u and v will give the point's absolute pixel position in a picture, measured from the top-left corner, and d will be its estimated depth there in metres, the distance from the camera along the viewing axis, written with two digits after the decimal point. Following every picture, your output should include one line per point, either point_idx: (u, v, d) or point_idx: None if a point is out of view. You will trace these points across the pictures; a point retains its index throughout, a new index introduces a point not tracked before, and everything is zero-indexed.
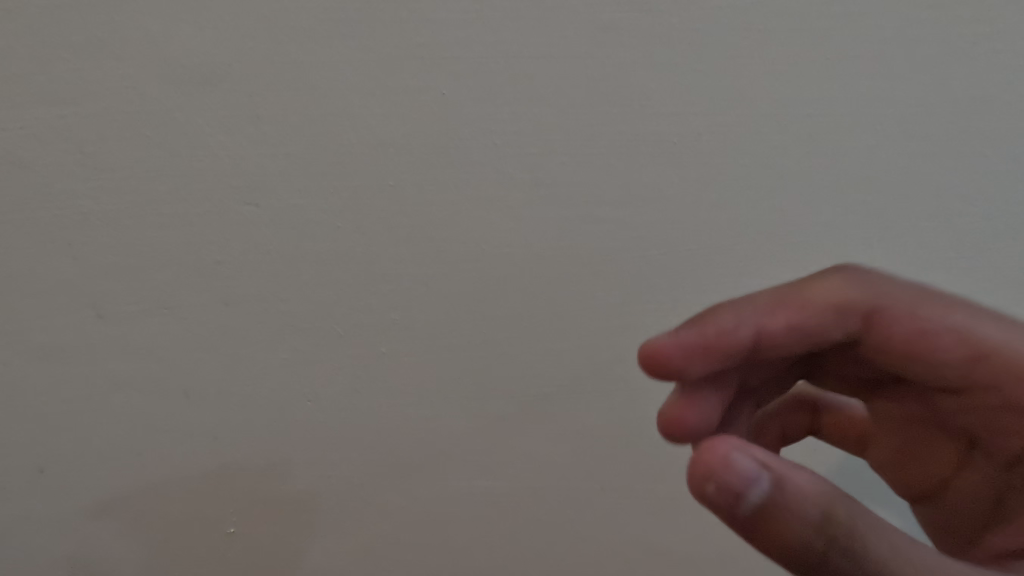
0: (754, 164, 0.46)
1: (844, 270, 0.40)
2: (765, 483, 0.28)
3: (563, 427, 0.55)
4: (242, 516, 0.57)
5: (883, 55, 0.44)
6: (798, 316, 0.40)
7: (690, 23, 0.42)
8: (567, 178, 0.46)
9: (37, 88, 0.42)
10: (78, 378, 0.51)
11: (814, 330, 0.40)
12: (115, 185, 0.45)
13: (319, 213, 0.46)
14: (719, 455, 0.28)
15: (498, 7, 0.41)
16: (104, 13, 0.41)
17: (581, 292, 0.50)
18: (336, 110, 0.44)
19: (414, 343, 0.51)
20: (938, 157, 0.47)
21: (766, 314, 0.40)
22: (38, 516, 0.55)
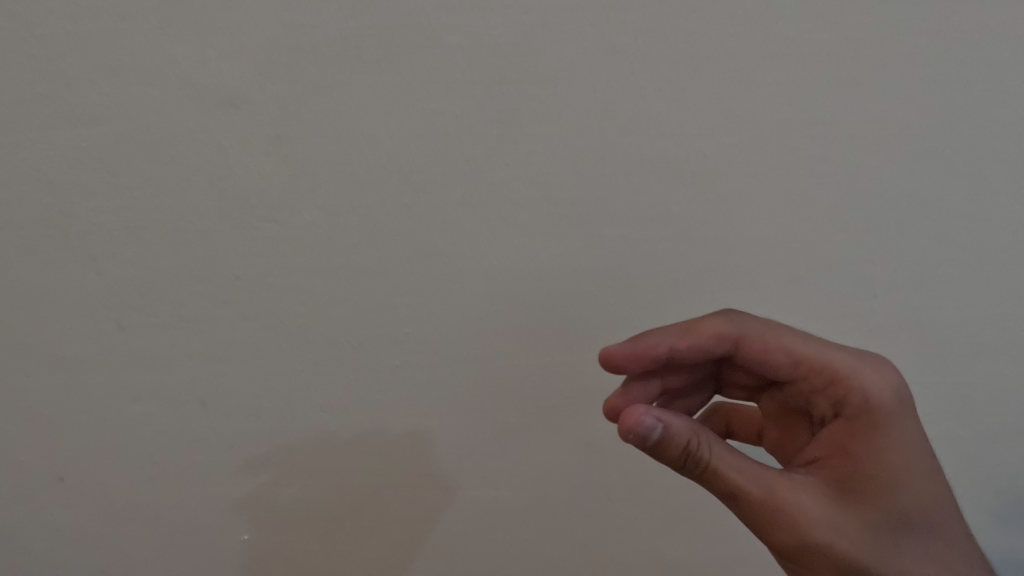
0: (759, 184, 0.47)
1: (728, 313, 0.48)
2: (661, 429, 0.40)
3: (572, 437, 0.56)
4: (258, 523, 0.58)
5: (889, 81, 0.45)
6: (700, 340, 0.47)
7: (696, 49, 0.43)
8: (576, 197, 0.47)
9: (68, 111, 0.44)
10: (100, 389, 0.52)
11: (708, 352, 0.48)
12: (139, 203, 0.47)
13: (336, 229, 0.48)
14: (635, 419, 0.39)
15: (511, 34, 0.43)
16: (133, 38, 0.43)
17: (590, 307, 0.51)
18: (353, 131, 0.45)
19: (426, 356, 0.52)
20: (945, 179, 0.47)
21: (687, 331, 0.48)
22: (60, 520, 0.57)
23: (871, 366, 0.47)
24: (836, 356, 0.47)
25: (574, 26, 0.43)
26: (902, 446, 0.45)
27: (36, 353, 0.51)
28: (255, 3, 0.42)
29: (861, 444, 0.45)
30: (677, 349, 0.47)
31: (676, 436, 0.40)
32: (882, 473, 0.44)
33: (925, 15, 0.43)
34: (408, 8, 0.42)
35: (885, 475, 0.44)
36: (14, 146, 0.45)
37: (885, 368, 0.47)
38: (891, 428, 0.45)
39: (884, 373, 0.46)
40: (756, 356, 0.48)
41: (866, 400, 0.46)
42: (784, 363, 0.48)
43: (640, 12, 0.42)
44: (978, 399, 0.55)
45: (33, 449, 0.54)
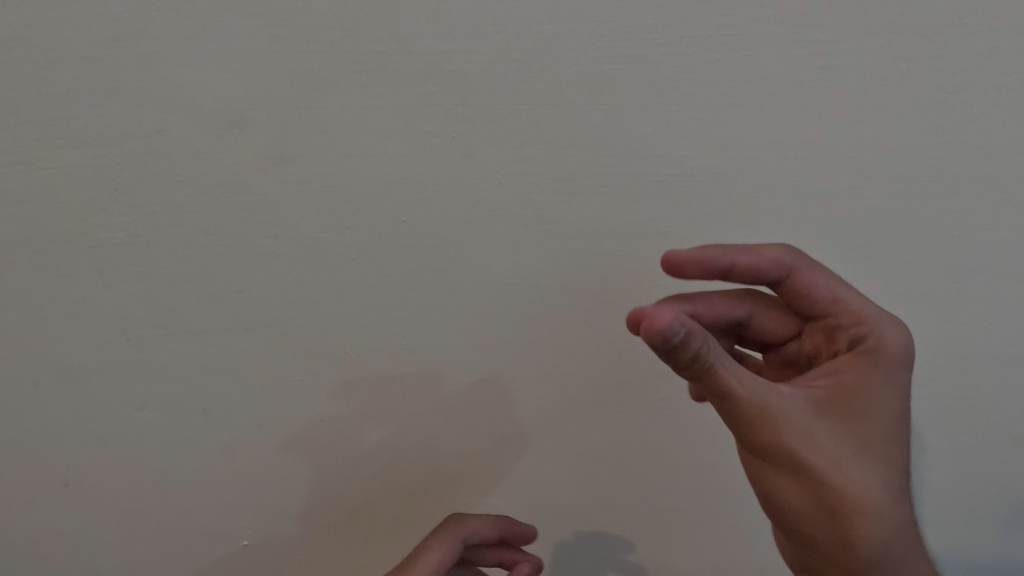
0: (746, 203, 0.49)
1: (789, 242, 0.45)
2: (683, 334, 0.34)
3: (566, 446, 0.57)
4: (259, 528, 0.60)
5: (870, 105, 0.46)
6: (760, 262, 0.43)
7: (683, 74, 0.45)
8: (569, 215, 0.49)
9: (80, 132, 0.46)
10: (108, 398, 0.54)
11: (759, 276, 0.44)
12: (147, 219, 0.49)
13: (336, 245, 0.49)
14: (661, 321, 0.34)
15: (505, 60, 0.45)
16: (142, 63, 0.45)
17: (583, 320, 0.52)
18: (353, 152, 0.47)
19: (424, 366, 0.54)
20: (927, 199, 0.49)
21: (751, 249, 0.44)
22: (67, 525, 0.59)
23: (887, 321, 0.44)
24: (863, 305, 0.44)
25: (566, 52, 0.44)
26: (890, 402, 0.43)
27: (46, 363, 0.53)
28: (260, 30, 0.44)
29: (856, 385, 0.43)
30: (738, 266, 0.43)
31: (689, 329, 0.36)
32: (865, 414, 0.42)
33: (904, 43, 0.44)
34: (407, 34, 0.44)
35: (865, 417, 0.42)
36: (28, 164, 0.47)
37: (900, 325, 0.44)
38: (886, 378, 0.43)
39: (898, 330, 0.44)
40: (803, 290, 0.45)
41: (873, 350, 0.43)
42: (823, 301, 0.45)
43: (629, 39, 0.44)
44: (959, 409, 0.56)
45: (41, 456, 0.56)
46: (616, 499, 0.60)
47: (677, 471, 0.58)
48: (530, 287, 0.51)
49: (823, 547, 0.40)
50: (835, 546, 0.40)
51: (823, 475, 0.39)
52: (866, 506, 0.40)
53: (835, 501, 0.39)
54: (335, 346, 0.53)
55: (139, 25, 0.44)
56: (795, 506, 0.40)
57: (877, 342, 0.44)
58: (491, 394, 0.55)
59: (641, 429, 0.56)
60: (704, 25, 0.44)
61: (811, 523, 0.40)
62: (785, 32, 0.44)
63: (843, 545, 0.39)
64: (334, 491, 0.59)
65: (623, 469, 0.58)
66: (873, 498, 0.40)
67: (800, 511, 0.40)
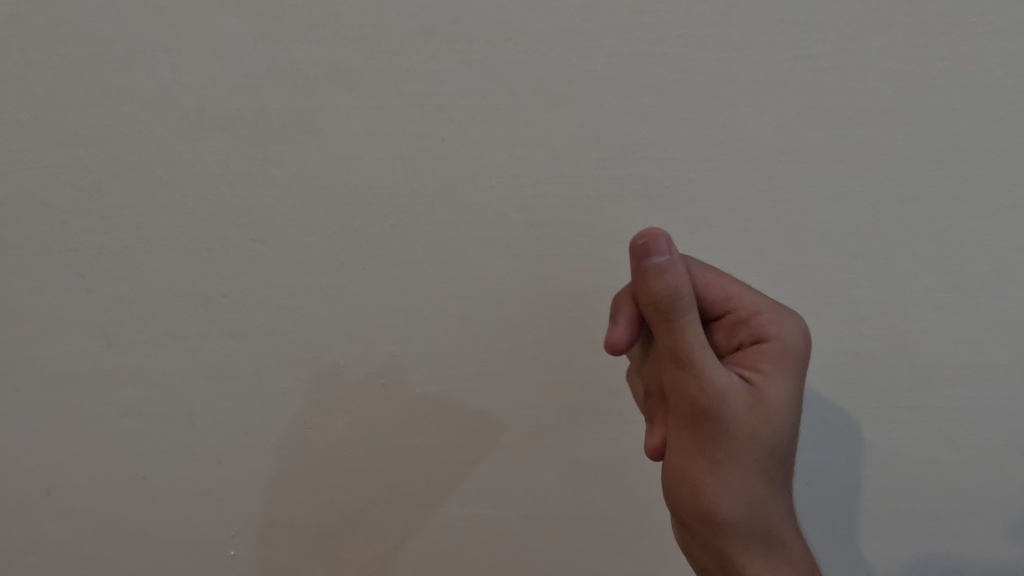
0: (745, 208, 0.47)
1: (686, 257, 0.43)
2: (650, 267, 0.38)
3: (560, 458, 0.55)
4: (245, 539, 0.58)
5: (872, 106, 0.45)
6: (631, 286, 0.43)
7: (679, 75, 0.44)
8: (561, 219, 0.47)
9: (61, 133, 0.45)
10: (90, 404, 0.53)
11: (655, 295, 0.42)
12: (127, 221, 0.47)
13: (323, 248, 0.48)
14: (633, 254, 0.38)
15: (495, 60, 0.43)
16: (125, 63, 0.44)
17: (576, 327, 0.51)
18: (340, 154, 0.46)
19: (413, 374, 0.52)
20: (932, 204, 0.47)
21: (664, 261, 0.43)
22: (48, 536, 0.57)
23: (780, 312, 0.43)
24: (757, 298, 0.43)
25: (558, 52, 0.43)
26: (786, 400, 0.42)
27: (26, 368, 0.51)
28: (245, 29, 0.43)
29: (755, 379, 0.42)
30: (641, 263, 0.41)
31: (668, 285, 0.38)
32: (760, 411, 0.41)
33: (907, 43, 0.43)
34: (396, 34, 0.43)
35: (767, 414, 0.41)
36: (8, 165, 0.46)
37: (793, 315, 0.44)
38: (785, 374, 0.42)
39: (792, 322, 0.43)
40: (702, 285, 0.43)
41: (766, 343, 0.42)
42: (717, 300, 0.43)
43: (624, 39, 0.43)
44: (970, 422, 0.54)
45: (22, 464, 0.55)
46: (609, 514, 0.57)
47: (673, 485, 0.56)
48: (520, 293, 0.50)
49: (701, 524, 0.43)
50: (710, 527, 0.43)
51: (703, 463, 0.41)
52: (743, 498, 0.41)
53: (711, 489, 0.41)
54: (319, 352, 0.51)
55: (122, 24, 0.43)
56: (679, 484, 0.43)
57: (772, 337, 0.42)
58: (479, 403, 0.53)
59: (635, 441, 0.55)
60: (701, 24, 0.43)
61: (688, 501, 0.43)
62: (784, 32, 0.43)
63: (716, 529, 0.42)
64: (317, 502, 0.57)
65: (616, 482, 0.56)
66: (752, 492, 0.42)
67: (683, 491, 0.43)
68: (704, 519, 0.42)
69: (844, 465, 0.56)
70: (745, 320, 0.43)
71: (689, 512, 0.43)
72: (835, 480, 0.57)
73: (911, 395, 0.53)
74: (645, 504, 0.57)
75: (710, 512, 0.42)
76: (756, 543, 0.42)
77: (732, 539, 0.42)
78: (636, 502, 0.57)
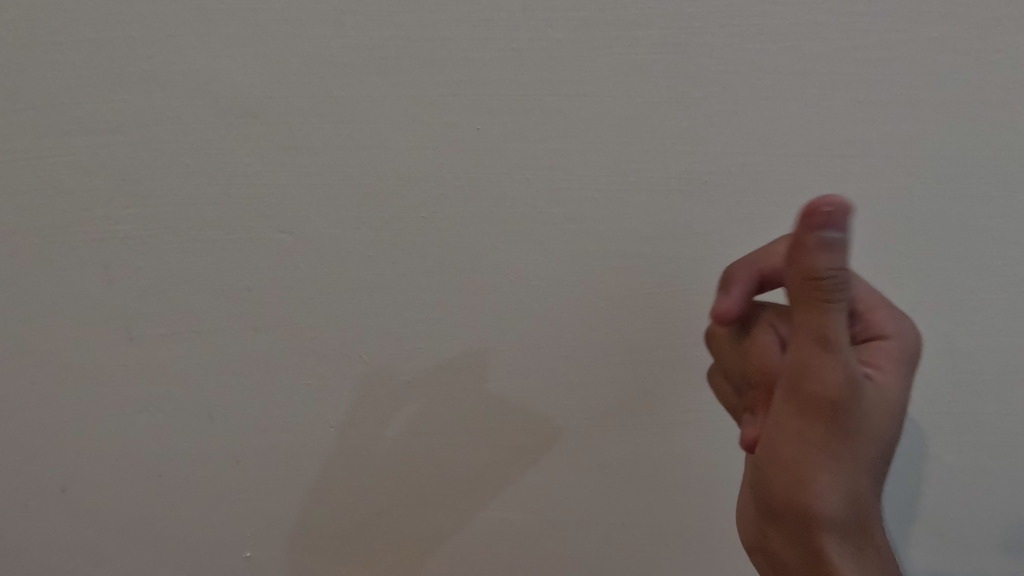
0: (788, 205, 0.45)
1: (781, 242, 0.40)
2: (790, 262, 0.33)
3: (589, 461, 0.53)
4: (263, 541, 0.56)
5: (921, 100, 0.43)
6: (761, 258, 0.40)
7: (723, 65, 0.43)
8: (598, 214, 0.46)
9: (88, 120, 0.44)
10: (110, 400, 0.51)
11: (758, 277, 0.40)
12: (151, 212, 0.46)
13: (352, 241, 0.47)
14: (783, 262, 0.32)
15: (535, 48, 0.42)
16: (156, 48, 0.43)
17: (610, 326, 0.49)
18: (372, 143, 0.44)
19: (441, 372, 0.51)
20: (981, 202, 0.46)
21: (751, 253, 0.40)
22: (62, 535, 0.56)
23: (891, 309, 0.39)
24: (871, 293, 0.40)
25: (600, 41, 0.42)
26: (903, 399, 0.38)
27: (45, 362, 0.50)
28: (279, 14, 0.42)
29: (870, 376, 0.37)
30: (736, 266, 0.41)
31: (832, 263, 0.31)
32: (878, 409, 0.37)
33: (960, 35, 0.42)
34: (434, 20, 0.42)
35: (880, 412, 0.37)
36: (32, 152, 0.45)
37: (905, 317, 0.39)
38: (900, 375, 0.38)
39: (909, 325, 0.39)
40: (795, 286, 0.40)
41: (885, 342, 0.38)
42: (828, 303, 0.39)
43: (668, 28, 0.42)
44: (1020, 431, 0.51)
45: (38, 461, 0.53)
46: (634, 521, 0.56)
47: (700, 493, 0.55)
48: (552, 290, 0.48)
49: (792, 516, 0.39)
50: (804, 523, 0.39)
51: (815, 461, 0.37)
52: (843, 494, 0.37)
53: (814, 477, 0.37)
54: (343, 349, 0.50)
55: (154, 8, 0.42)
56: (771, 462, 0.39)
57: (888, 335, 0.39)
58: (505, 404, 0.52)
59: (663, 447, 0.53)
60: (747, 13, 0.41)
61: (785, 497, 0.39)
62: (836, 22, 0.42)
63: (808, 518, 0.38)
64: (334, 504, 0.55)
65: (643, 489, 0.54)
66: (858, 488, 0.38)
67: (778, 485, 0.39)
68: (795, 509, 0.39)
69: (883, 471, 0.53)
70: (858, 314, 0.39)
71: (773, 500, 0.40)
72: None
73: (960, 402, 0.51)
74: (673, 512, 0.55)
75: (802, 503, 0.38)
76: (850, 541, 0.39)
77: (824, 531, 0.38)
78: (662, 510, 0.55)
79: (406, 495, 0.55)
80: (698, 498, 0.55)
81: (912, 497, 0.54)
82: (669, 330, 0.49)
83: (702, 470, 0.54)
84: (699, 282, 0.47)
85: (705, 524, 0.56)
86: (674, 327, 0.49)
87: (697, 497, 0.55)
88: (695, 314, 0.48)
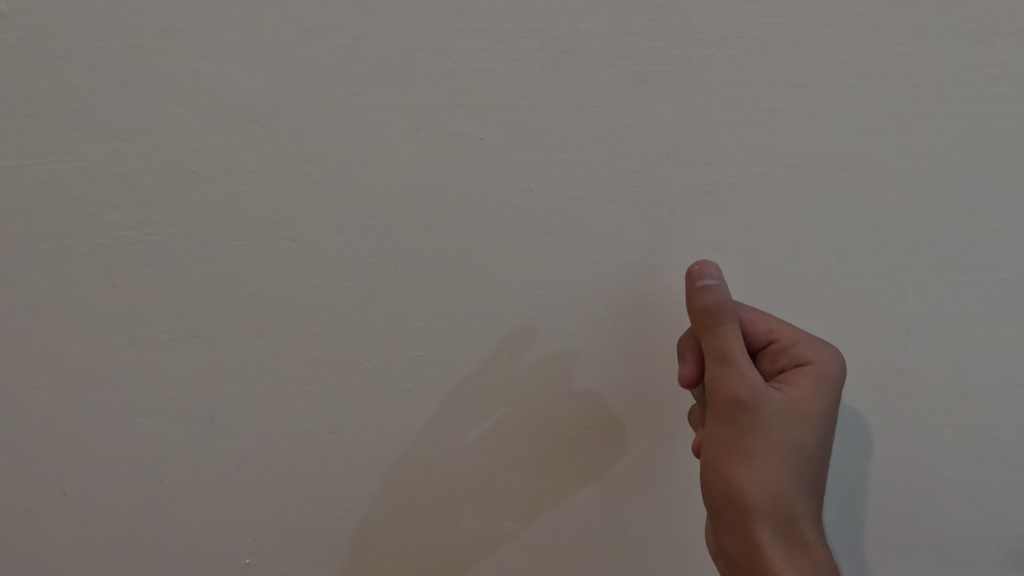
0: (789, 215, 0.46)
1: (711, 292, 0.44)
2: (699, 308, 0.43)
3: (590, 471, 0.53)
4: (260, 547, 0.56)
5: (923, 113, 0.43)
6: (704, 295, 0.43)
7: (726, 76, 0.43)
8: (599, 224, 0.46)
9: (95, 125, 0.45)
10: (112, 405, 0.52)
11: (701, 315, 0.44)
12: (155, 216, 0.47)
13: (353, 248, 0.47)
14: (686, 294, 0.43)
15: (538, 58, 0.43)
16: (163, 56, 0.43)
17: (612, 335, 0.49)
18: (376, 151, 0.45)
19: (440, 380, 0.50)
20: (983, 215, 0.46)
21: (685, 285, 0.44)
22: (62, 539, 0.55)
23: (816, 342, 0.45)
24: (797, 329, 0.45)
25: (602, 52, 0.42)
26: (818, 409, 0.43)
27: (46, 365, 0.50)
28: (285, 23, 0.42)
29: (784, 392, 0.43)
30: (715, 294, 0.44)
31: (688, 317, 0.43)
32: (792, 416, 0.42)
33: (962, 49, 0.42)
34: (438, 30, 0.42)
35: (794, 418, 0.42)
36: (40, 156, 0.45)
37: (830, 348, 0.45)
38: (817, 393, 0.43)
39: (830, 353, 0.44)
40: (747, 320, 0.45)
41: (805, 368, 0.43)
42: (761, 331, 0.45)
43: (671, 40, 0.42)
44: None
45: (38, 463, 0.53)
46: (634, 532, 0.55)
47: (700, 505, 0.54)
48: (552, 298, 0.48)
49: (726, 510, 0.43)
50: (739, 515, 0.43)
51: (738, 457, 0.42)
52: (768, 487, 0.42)
53: (740, 482, 0.42)
54: (342, 356, 0.50)
55: (162, 16, 0.42)
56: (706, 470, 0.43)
57: (808, 362, 0.44)
58: (503, 412, 0.51)
59: (662, 457, 0.52)
60: (749, 25, 0.42)
61: (719, 489, 0.43)
62: (837, 34, 0.42)
63: (744, 517, 0.42)
64: (331, 513, 0.55)
65: (643, 499, 0.54)
66: (781, 488, 0.42)
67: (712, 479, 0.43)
68: (734, 510, 0.42)
69: (879, 480, 0.52)
70: (789, 348, 0.45)
71: (714, 500, 0.43)
72: (879, 497, 0.53)
73: (964, 415, 0.50)
74: (673, 525, 0.55)
75: (731, 496, 0.42)
76: (783, 534, 0.42)
77: (761, 526, 0.42)
78: (663, 521, 0.55)
79: (403, 503, 0.54)
80: (698, 511, 0.54)
81: (913, 511, 0.53)
82: (668, 340, 0.49)
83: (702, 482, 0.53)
84: None
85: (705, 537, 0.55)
86: (674, 336, 0.49)
87: (697, 510, 0.54)
88: None
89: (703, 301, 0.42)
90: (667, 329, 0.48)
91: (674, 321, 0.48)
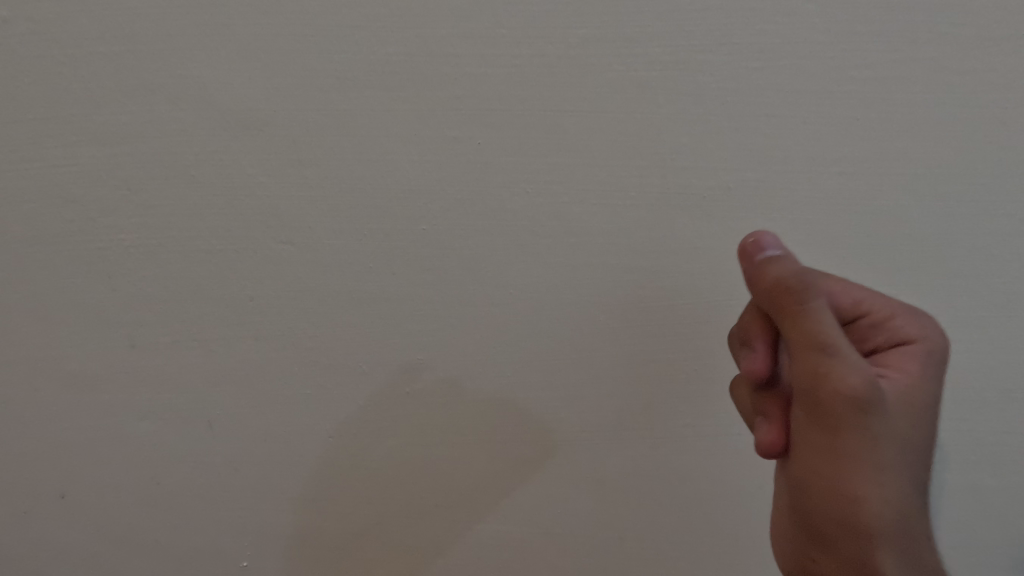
0: (786, 220, 0.46)
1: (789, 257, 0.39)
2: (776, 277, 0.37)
3: (587, 474, 0.53)
4: (258, 549, 0.56)
5: (918, 118, 0.44)
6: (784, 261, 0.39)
7: (722, 82, 0.43)
8: (597, 228, 0.46)
9: (95, 129, 0.45)
10: (111, 407, 0.52)
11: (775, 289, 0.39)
12: (154, 220, 0.47)
13: (351, 252, 0.47)
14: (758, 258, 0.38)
15: (535, 63, 0.43)
16: (163, 60, 0.43)
17: (609, 338, 0.49)
18: (374, 156, 0.45)
19: (438, 384, 0.51)
20: (977, 220, 0.46)
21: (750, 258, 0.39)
22: (61, 540, 0.56)
23: (910, 315, 0.41)
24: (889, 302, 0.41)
25: (598, 57, 0.43)
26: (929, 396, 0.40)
27: (45, 367, 0.51)
28: (283, 29, 0.43)
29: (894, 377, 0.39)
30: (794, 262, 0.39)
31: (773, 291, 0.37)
32: (911, 408, 0.38)
33: (957, 55, 0.42)
34: (436, 36, 0.42)
35: (913, 410, 0.39)
36: (39, 160, 0.45)
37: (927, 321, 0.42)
38: (925, 376, 0.40)
39: (931, 325, 0.41)
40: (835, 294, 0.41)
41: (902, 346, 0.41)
42: (852, 306, 0.41)
43: (667, 45, 0.42)
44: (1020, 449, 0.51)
45: (36, 465, 0.53)
46: (631, 537, 0.55)
47: (698, 510, 0.54)
48: (549, 302, 0.48)
49: (842, 524, 0.38)
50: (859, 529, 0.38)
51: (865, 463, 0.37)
52: (892, 492, 0.38)
53: (866, 491, 0.37)
54: (340, 359, 0.50)
55: (161, 21, 0.43)
56: (820, 482, 0.38)
57: (908, 340, 0.41)
58: (500, 416, 0.51)
59: (659, 462, 0.52)
60: (746, 31, 0.42)
61: (838, 501, 0.38)
62: (832, 41, 0.42)
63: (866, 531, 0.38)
64: (328, 516, 0.55)
65: (640, 504, 0.54)
66: (903, 493, 0.38)
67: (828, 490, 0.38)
68: (853, 523, 0.38)
69: None
70: (880, 324, 0.41)
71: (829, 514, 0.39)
72: None
73: (961, 420, 0.50)
74: (669, 529, 0.55)
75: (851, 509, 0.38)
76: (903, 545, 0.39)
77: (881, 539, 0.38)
78: (660, 525, 0.55)
79: (400, 507, 0.54)
80: (695, 516, 0.54)
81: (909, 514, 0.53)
82: (665, 344, 0.49)
83: (699, 486, 0.53)
84: (696, 294, 0.47)
85: (701, 541, 0.55)
86: (671, 340, 0.49)
87: (694, 515, 0.54)
88: (690, 326, 0.48)
89: (776, 273, 0.37)
90: (664, 333, 0.49)
91: (671, 325, 0.48)
